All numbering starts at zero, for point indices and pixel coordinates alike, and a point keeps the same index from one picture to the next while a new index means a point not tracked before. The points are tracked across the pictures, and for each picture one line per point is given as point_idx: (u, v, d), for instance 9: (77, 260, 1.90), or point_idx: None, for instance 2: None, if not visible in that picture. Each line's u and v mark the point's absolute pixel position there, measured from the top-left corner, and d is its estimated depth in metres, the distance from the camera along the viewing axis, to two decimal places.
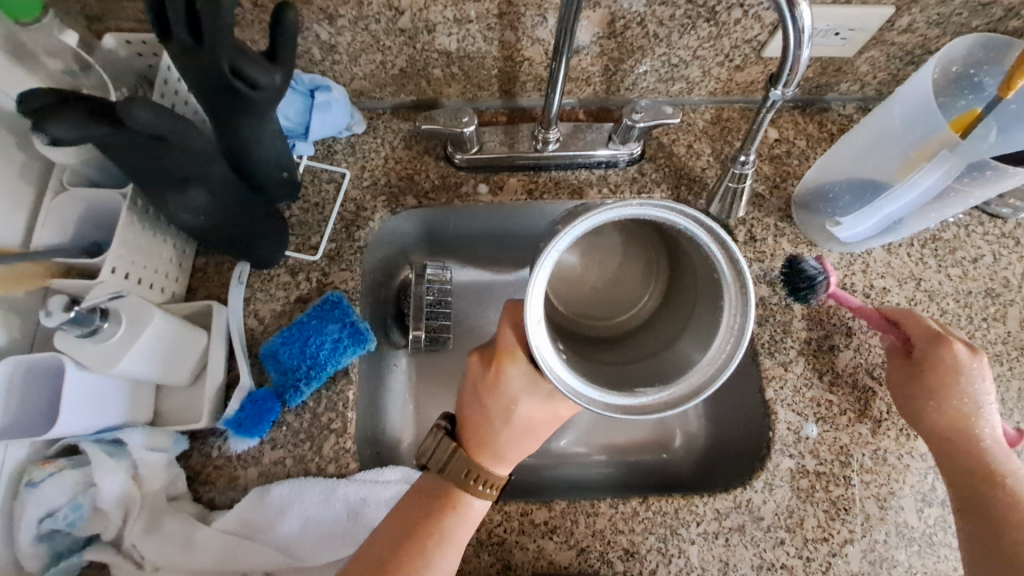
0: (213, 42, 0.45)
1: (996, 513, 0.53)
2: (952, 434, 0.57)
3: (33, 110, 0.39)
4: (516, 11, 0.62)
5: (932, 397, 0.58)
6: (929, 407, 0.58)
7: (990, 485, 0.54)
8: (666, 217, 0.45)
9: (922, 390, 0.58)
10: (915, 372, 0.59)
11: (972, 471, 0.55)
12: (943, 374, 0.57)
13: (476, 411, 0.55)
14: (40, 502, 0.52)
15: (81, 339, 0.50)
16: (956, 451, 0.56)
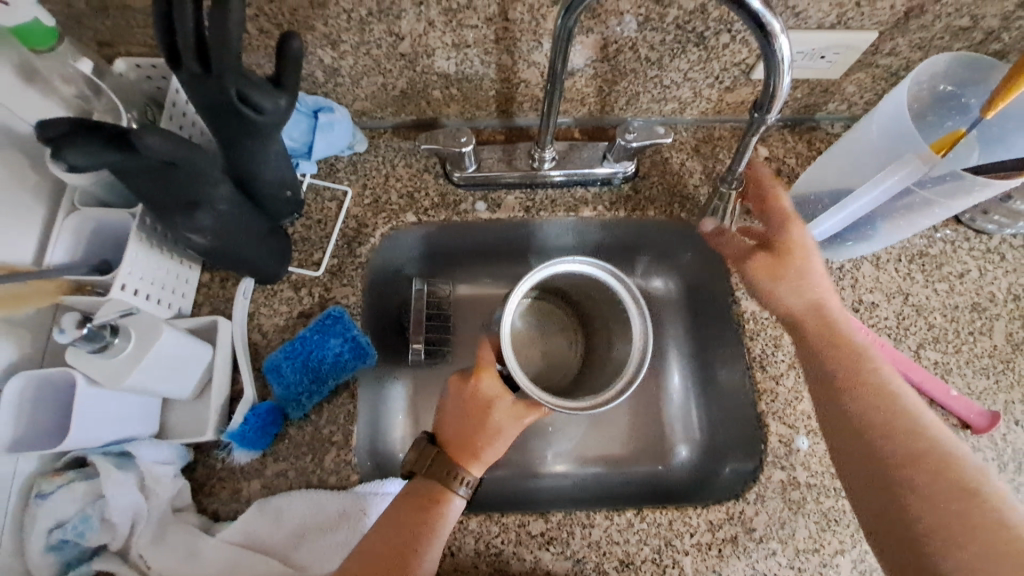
0: (221, 71, 0.47)
1: (860, 402, 0.52)
2: (815, 324, 0.57)
3: (48, 139, 0.40)
4: (512, 37, 0.64)
5: (789, 277, 0.58)
6: (787, 290, 0.58)
7: (853, 377, 0.53)
8: (594, 271, 0.63)
9: (778, 262, 0.58)
10: (777, 258, 0.58)
11: (838, 366, 0.54)
12: (802, 255, 0.58)
13: (458, 417, 0.59)
14: (49, 513, 0.53)
15: (93, 355, 0.51)
16: (819, 337, 0.56)
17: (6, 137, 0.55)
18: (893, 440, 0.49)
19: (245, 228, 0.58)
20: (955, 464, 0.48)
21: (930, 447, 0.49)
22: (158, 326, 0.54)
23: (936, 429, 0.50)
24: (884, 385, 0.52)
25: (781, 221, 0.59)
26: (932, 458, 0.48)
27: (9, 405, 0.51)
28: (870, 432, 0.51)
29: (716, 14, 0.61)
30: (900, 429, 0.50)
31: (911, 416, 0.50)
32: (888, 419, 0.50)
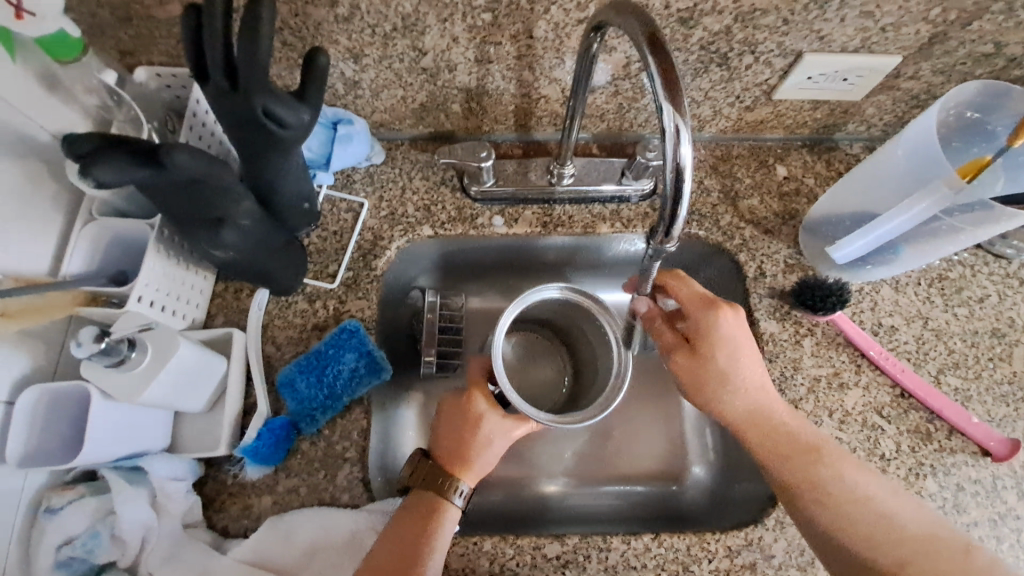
0: (249, 86, 0.47)
1: (822, 506, 0.53)
2: (755, 427, 0.57)
3: (77, 155, 0.40)
4: (535, 54, 0.64)
5: (722, 390, 0.57)
6: (722, 398, 0.57)
7: (806, 477, 0.54)
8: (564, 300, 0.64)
9: (704, 368, 0.57)
10: (707, 363, 0.57)
11: (793, 470, 0.55)
12: (728, 356, 0.56)
13: (453, 431, 0.58)
14: (58, 529, 0.52)
15: (110, 369, 0.51)
16: (767, 442, 0.56)
17: (26, 146, 0.54)
18: (863, 535, 0.52)
19: (264, 241, 0.57)
20: (924, 540, 0.51)
21: (894, 531, 0.52)
22: (174, 339, 0.53)
23: (895, 506, 0.53)
24: (837, 476, 0.54)
25: (705, 319, 0.57)
26: (902, 543, 0.51)
27: (22, 419, 0.50)
28: (840, 532, 0.53)
29: (740, 36, 0.61)
30: (864, 523, 0.52)
31: (869, 504, 0.53)
32: (852, 516, 0.53)
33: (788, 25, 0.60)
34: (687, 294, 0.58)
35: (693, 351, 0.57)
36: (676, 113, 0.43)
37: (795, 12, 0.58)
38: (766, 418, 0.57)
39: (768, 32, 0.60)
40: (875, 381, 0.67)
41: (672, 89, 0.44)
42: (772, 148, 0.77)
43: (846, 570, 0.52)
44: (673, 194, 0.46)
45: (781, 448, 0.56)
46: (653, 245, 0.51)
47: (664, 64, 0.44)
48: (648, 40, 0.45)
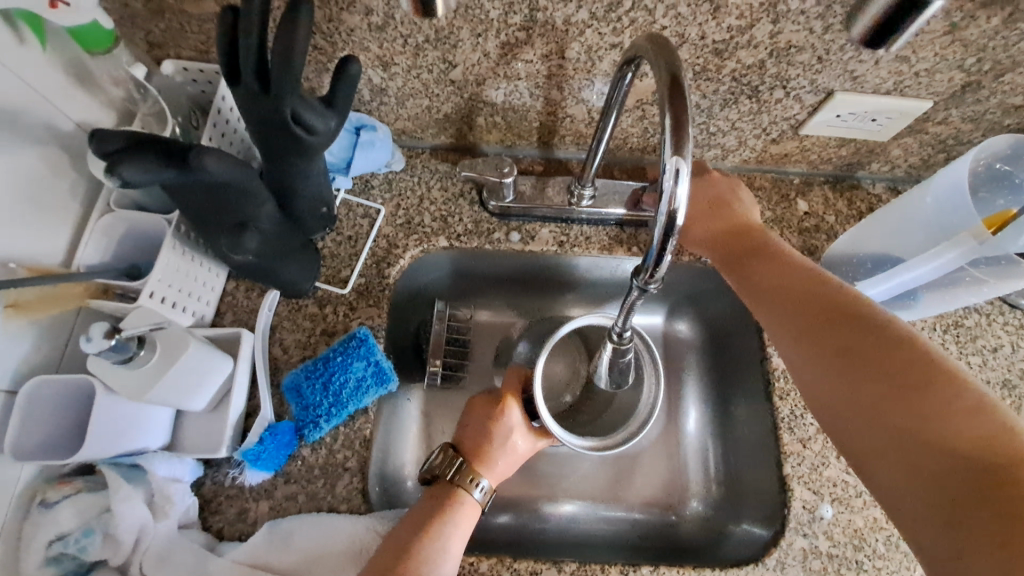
0: (280, 91, 0.47)
1: (797, 317, 0.53)
2: (755, 260, 0.59)
3: (104, 152, 0.39)
4: (565, 74, 0.63)
5: (733, 234, 0.63)
6: (734, 232, 0.63)
7: (795, 272, 0.56)
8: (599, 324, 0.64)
9: (722, 225, 0.65)
10: (720, 225, 0.65)
11: (776, 282, 0.56)
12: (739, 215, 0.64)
13: (482, 429, 0.62)
14: (52, 524, 0.52)
15: (118, 366, 0.50)
16: (757, 268, 0.58)
17: (48, 134, 0.53)
18: (835, 335, 0.49)
19: (281, 243, 0.57)
20: (920, 364, 0.45)
21: (880, 346, 0.47)
22: (185, 338, 0.53)
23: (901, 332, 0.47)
24: (831, 295, 0.52)
25: (717, 198, 0.66)
26: (881, 352, 0.47)
27: (23, 408, 0.49)
28: (803, 317, 0.52)
29: (774, 70, 0.60)
30: (843, 330, 0.49)
31: (861, 321, 0.49)
32: (835, 319, 0.50)
33: (822, 64, 0.59)
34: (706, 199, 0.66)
35: (712, 215, 0.66)
36: (679, 151, 0.41)
37: (831, 51, 0.58)
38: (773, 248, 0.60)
39: (802, 69, 0.60)
40: None
41: (682, 128, 0.41)
42: (794, 182, 0.77)
43: (803, 375, 0.51)
44: (660, 242, 0.43)
45: (785, 269, 0.56)
46: (635, 287, 0.48)
47: (676, 105, 0.42)
48: (668, 81, 0.43)
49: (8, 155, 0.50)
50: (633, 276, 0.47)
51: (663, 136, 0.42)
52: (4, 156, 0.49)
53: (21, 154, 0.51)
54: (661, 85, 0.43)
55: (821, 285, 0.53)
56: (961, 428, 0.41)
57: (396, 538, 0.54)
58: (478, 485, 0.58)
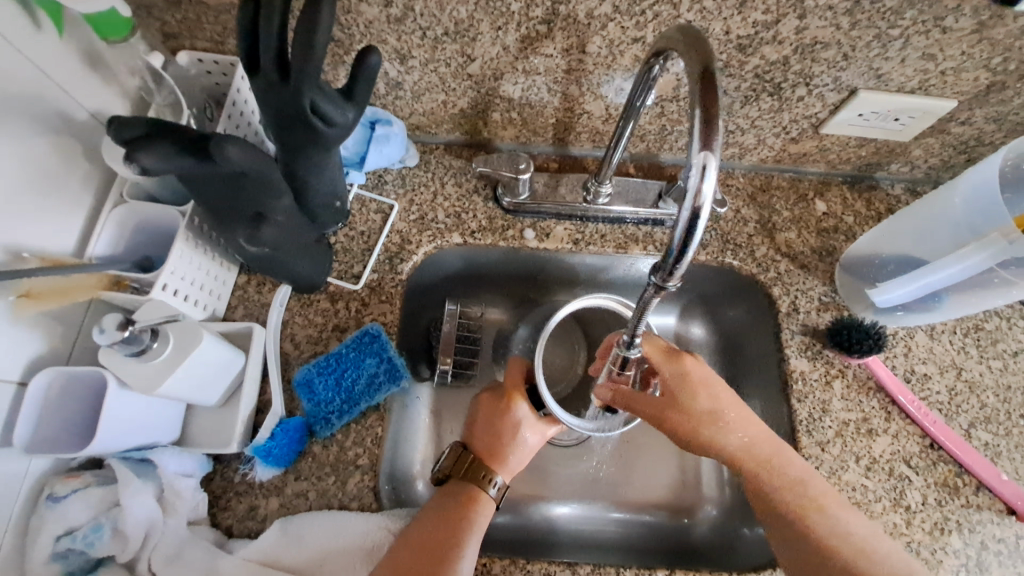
0: (299, 81, 0.46)
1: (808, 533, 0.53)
2: (753, 460, 0.55)
3: (124, 139, 0.39)
4: (584, 68, 0.62)
5: (715, 429, 0.55)
6: (717, 440, 0.55)
7: (788, 479, 0.55)
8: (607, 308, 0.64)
9: (697, 425, 0.55)
10: (693, 416, 0.55)
11: (778, 496, 0.54)
12: (711, 400, 0.55)
13: (492, 422, 0.62)
14: (61, 519, 0.51)
15: (129, 359, 0.49)
16: (760, 474, 0.55)
17: (62, 122, 0.53)
18: (845, 559, 0.51)
19: (296, 237, 0.56)
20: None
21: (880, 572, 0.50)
22: (198, 331, 0.52)
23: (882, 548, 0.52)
24: (823, 511, 0.53)
25: (687, 378, 0.56)
26: (881, 572, 0.50)
27: (33, 399, 0.48)
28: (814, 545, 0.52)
29: (798, 67, 0.60)
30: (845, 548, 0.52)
31: (851, 539, 0.52)
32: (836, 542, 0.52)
33: (847, 61, 0.58)
34: (659, 354, 0.57)
35: (683, 413, 0.55)
36: (709, 146, 0.40)
37: (856, 48, 0.57)
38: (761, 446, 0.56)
39: (826, 67, 0.59)
40: (904, 429, 0.65)
41: (711, 124, 0.40)
42: (812, 182, 0.76)
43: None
44: (684, 238, 0.41)
45: (778, 478, 0.54)
46: (648, 287, 0.46)
47: (708, 99, 0.41)
48: (701, 73, 0.42)
49: (23, 142, 0.49)
50: (648, 275, 0.46)
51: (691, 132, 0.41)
52: (19, 143, 0.48)
53: (35, 142, 0.50)
54: (695, 75, 0.43)
55: (808, 487, 0.54)
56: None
57: (415, 538, 0.54)
58: (495, 483, 0.59)
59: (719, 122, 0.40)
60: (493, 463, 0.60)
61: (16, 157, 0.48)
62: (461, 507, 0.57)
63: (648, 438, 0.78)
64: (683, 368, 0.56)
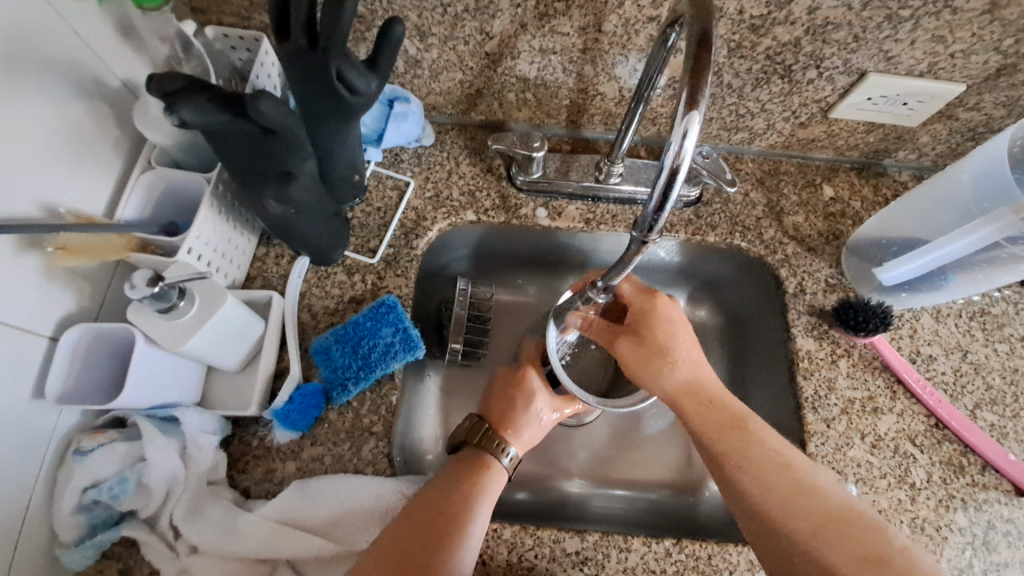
0: (327, 49, 0.47)
1: (744, 477, 0.54)
2: (693, 398, 0.58)
3: (163, 92, 0.41)
4: (600, 48, 0.64)
5: (665, 364, 0.59)
6: (666, 375, 0.59)
7: (724, 420, 0.57)
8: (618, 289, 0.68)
9: (649, 354, 0.60)
10: (644, 348, 0.60)
11: (720, 440, 0.56)
12: (669, 336, 0.60)
13: (505, 398, 0.64)
14: (85, 471, 0.52)
15: (156, 315, 0.51)
16: (698, 411, 0.57)
17: (96, 88, 0.55)
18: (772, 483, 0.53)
19: (318, 206, 0.57)
20: (843, 517, 0.50)
21: (827, 520, 0.50)
22: (222, 293, 0.53)
23: (824, 488, 0.52)
24: (761, 454, 0.54)
25: (646, 313, 0.61)
26: (816, 515, 0.51)
27: (64, 354, 0.51)
28: (754, 488, 0.53)
29: (809, 49, 0.61)
30: (785, 488, 0.52)
31: (792, 475, 0.53)
32: (779, 483, 0.53)
33: (858, 43, 0.60)
34: (631, 291, 0.62)
35: (641, 345, 0.60)
36: (692, 109, 0.42)
37: (867, 29, 0.58)
38: (704, 388, 0.59)
39: (837, 48, 0.61)
40: (910, 409, 0.66)
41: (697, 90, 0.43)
42: (820, 168, 0.77)
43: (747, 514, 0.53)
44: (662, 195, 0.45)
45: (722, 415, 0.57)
46: (633, 240, 0.50)
47: None
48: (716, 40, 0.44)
49: (57, 106, 0.51)
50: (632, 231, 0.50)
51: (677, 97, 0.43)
52: (55, 105, 0.51)
53: (69, 105, 0.52)
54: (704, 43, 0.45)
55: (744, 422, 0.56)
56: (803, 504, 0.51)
57: (427, 501, 0.55)
58: (508, 454, 0.60)
59: (707, 87, 0.43)
60: (507, 434, 0.61)
61: (52, 118, 0.51)
62: (474, 474, 0.58)
63: (655, 419, 0.80)
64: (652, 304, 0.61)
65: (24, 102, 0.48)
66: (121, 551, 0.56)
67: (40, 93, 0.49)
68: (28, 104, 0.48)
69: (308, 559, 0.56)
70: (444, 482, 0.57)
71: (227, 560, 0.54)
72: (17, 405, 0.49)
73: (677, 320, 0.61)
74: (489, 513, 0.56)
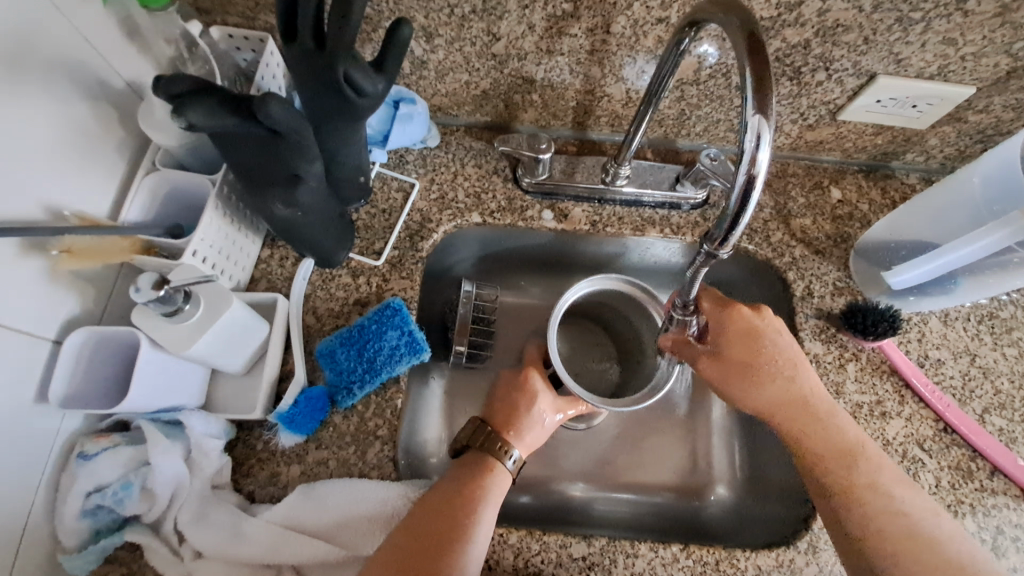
0: (333, 50, 0.47)
1: (848, 503, 0.53)
2: (804, 420, 0.56)
3: (170, 95, 0.41)
4: (608, 50, 0.64)
5: (751, 382, 0.57)
6: (764, 394, 0.57)
7: (837, 447, 0.55)
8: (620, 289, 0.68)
9: (732, 373, 0.57)
10: (730, 365, 0.57)
11: (831, 468, 0.55)
12: (751, 352, 0.57)
13: (508, 401, 0.63)
14: (89, 475, 0.52)
15: (161, 319, 0.51)
16: (800, 433, 0.56)
17: (100, 89, 0.54)
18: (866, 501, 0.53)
19: (324, 207, 0.57)
20: (952, 567, 0.50)
21: (915, 539, 0.51)
22: (227, 295, 0.53)
23: (939, 532, 0.52)
24: (876, 487, 0.53)
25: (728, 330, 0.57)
26: (898, 528, 0.51)
27: (67, 357, 0.51)
28: (864, 517, 0.52)
29: (819, 51, 0.61)
30: (896, 526, 0.51)
31: (905, 519, 0.52)
32: (892, 518, 0.52)
33: (868, 45, 0.59)
34: (707, 303, 0.59)
35: (723, 363, 0.57)
36: (764, 113, 0.42)
37: (878, 32, 0.58)
38: (815, 404, 0.57)
39: (846, 50, 0.60)
40: (918, 413, 0.66)
41: (766, 98, 0.42)
42: (827, 170, 0.77)
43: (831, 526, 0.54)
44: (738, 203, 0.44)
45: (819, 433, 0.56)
46: (700, 250, 0.49)
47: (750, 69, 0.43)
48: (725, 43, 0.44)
49: (61, 107, 0.51)
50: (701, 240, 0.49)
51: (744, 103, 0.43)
52: (59, 106, 0.50)
53: (74, 106, 0.52)
54: None
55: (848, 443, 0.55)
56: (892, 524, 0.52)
57: (431, 504, 0.55)
58: (512, 456, 0.60)
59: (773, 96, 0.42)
60: (510, 436, 0.61)
61: (56, 119, 0.50)
62: (477, 476, 0.57)
63: (661, 422, 0.79)
64: (731, 316, 0.57)
65: (28, 103, 0.47)
66: (125, 555, 0.55)
67: (44, 95, 0.49)
68: (33, 106, 0.48)
69: (312, 563, 0.55)
70: (449, 484, 0.57)
71: (231, 565, 0.54)
72: (20, 409, 0.49)
73: (770, 333, 0.57)
74: (495, 514, 0.56)
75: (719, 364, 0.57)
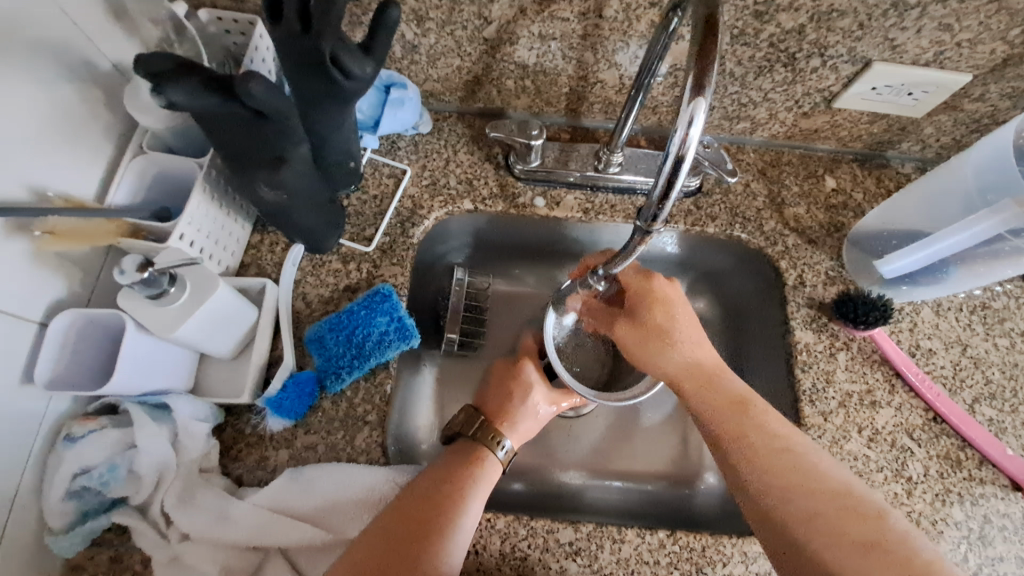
0: (319, 30, 0.46)
1: (755, 465, 0.53)
2: (701, 387, 0.58)
3: (151, 73, 0.40)
4: (600, 34, 0.63)
5: (664, 347, 0.60)
6: (671, 355, 0.60)
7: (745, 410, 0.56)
8: None
9: (645, 337, 0.61)
10: (644, 331, 0.61)
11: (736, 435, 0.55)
12: (665, 318, 0.61)
13: (503, 390, 0.64)
14: (76, 457, 0.52)
15: (147, 302, 0.50)
16: (700, 394, 0.58)
17: (86, 70, 0.54)
18: (778, 481, 0.51)
19: (312, 194, 0.57)
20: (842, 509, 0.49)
21: (831, 509, 0.49)
22: (214, 279, 0.53)
23: (824, 469, 0.52)
24: (771, 441, 0.54)
25: (644, 297, 0.62)
26: (817, 499, 0.50)
27: (53, 340, 0.51)
28: (768, 478, 0.52)
29: (813, 36, 0.60)
30: (800, 488, 0.51)
31: (816, 484, 0.51)
32: (789, 480, 0.51)
33: (863, 31, 0.59)
34: (629, 273, 0.63)
35: (637, 325, 0.62)
36: (700, 93, 0.42)
37: (873, 17, 0.57)
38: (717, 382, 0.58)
39: (841, 36, 0.60)
40: (907, 402, 0.66)
41: (705, 75, 0.42)
42: (822, 159, 0.76)
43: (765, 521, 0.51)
44: (667, 182, 0.44)
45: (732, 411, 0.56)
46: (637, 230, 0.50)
47: None
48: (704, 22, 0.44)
49: (45, 87, 0.50)
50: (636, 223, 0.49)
51: (682, 86, 0.44)
52: (44, 86, 0.50)
53: (58, 86, 0.51)
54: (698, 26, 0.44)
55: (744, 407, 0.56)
56: (816, 504, 0.49)
57: (419, 490, 0.55)
58: (502, 446, 0.60)
59: (713, 73, 0.42)
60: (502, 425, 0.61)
61: (41, 100, 0.50)
62: (468, 464, 0.58)
63: (653, 411, 0.79)
64: (648, 287, 0.62)
65: (12, 84, 0.47)
66: (113, 538, 0.56)
67: (29, 75, 0.48)
68: (16, 86, 0.47)
69: (299, 546, 0.55)
70: (437, 470, 0.57)
71: (218, 547, 0.54)
72: (5, 391, 0.49)
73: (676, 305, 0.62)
74: (483, 502, 0.56)
75: (631, 330, 0.62)
